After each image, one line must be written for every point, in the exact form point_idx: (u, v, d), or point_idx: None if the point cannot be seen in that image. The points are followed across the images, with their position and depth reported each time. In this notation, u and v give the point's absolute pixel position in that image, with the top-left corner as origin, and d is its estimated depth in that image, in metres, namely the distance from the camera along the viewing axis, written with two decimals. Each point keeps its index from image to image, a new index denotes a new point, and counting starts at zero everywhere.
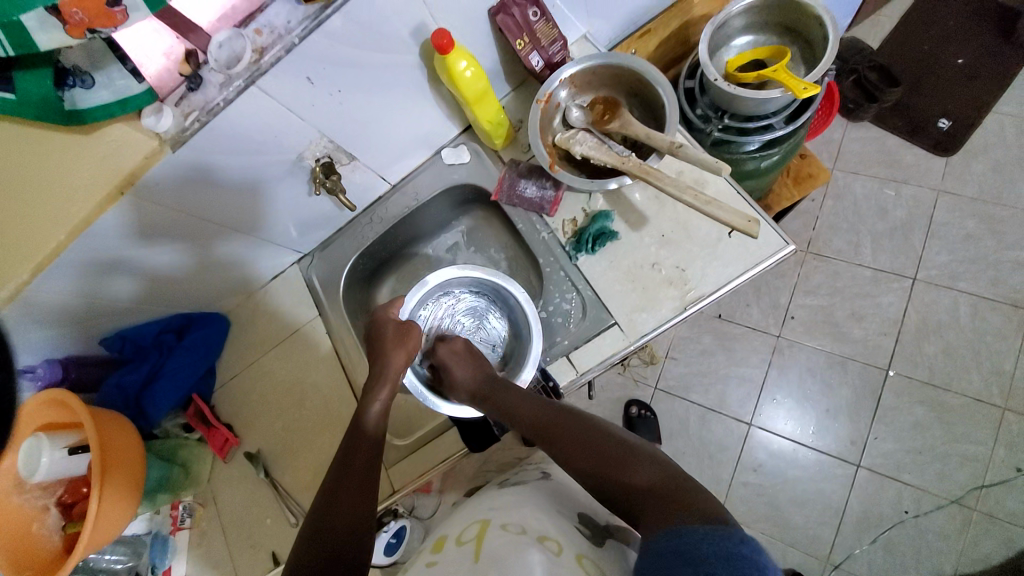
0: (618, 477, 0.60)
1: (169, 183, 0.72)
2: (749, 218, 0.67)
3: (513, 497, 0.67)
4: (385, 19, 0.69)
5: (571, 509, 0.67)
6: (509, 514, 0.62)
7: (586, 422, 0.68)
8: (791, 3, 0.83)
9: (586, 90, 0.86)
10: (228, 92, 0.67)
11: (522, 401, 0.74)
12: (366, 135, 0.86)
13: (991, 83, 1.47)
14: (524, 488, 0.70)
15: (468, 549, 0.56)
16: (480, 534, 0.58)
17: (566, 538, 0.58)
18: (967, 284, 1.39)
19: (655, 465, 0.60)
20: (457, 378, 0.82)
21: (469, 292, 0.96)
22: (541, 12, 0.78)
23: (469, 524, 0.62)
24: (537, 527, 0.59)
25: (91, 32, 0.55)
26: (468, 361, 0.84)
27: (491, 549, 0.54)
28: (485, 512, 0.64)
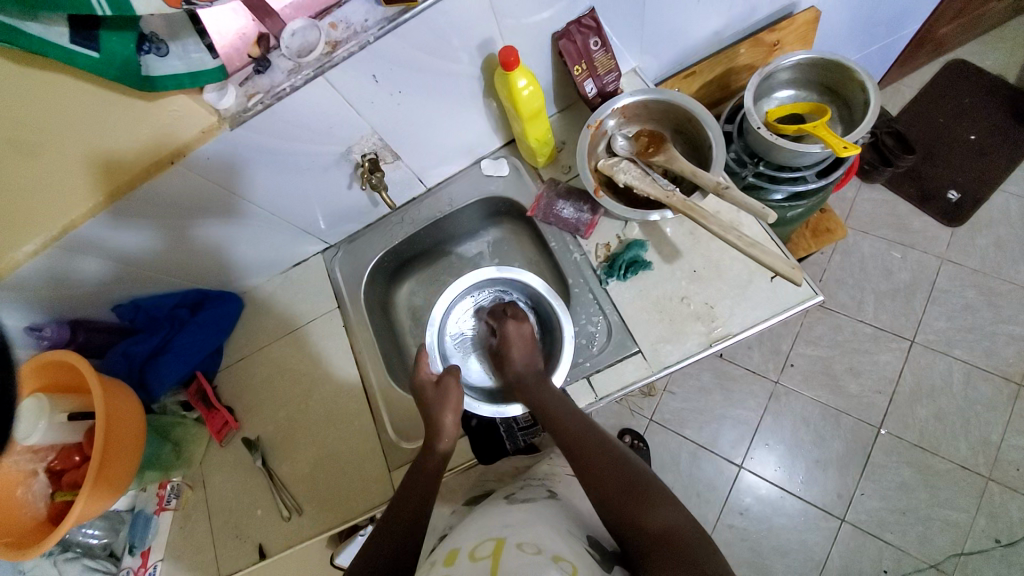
0: (633, 511, 0.61)
1: (218, 159, 0.73)
2: (793, 265, 0.69)
3: (525, 514, 0.67)
4: (456, 30, 0.71)
5: (583, 531, 0.67)
6: (524, 532, 0.61)
7: (616, 454, 0.70)
8: (836, 65, 0.87)
9: (633, 122, 0.88)
10: (295, 79, 0.67)
11: (557, 410, 0.75)
12: (414, 137, 0.87)
13: (1001, 162, 1.54)
14: (537, 506, 0.70)
15: (484, 565, 0.56)
16: (496, 551, 0.57)
17: (578, 559, 0.58)
18: (962, 351, 1.43)
19: (673, 510, 0.61)
20: (513, 360, 0.86)
21: (526, 305, 0.97)
22: (603, 43, 0.80)
23: (483, 539, 0.61)
24: (552, 546, 0.58)
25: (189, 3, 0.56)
26: (528, 347, 0.87)
27: (510, 567, 0.53)
28: (498, 528, 0.63)
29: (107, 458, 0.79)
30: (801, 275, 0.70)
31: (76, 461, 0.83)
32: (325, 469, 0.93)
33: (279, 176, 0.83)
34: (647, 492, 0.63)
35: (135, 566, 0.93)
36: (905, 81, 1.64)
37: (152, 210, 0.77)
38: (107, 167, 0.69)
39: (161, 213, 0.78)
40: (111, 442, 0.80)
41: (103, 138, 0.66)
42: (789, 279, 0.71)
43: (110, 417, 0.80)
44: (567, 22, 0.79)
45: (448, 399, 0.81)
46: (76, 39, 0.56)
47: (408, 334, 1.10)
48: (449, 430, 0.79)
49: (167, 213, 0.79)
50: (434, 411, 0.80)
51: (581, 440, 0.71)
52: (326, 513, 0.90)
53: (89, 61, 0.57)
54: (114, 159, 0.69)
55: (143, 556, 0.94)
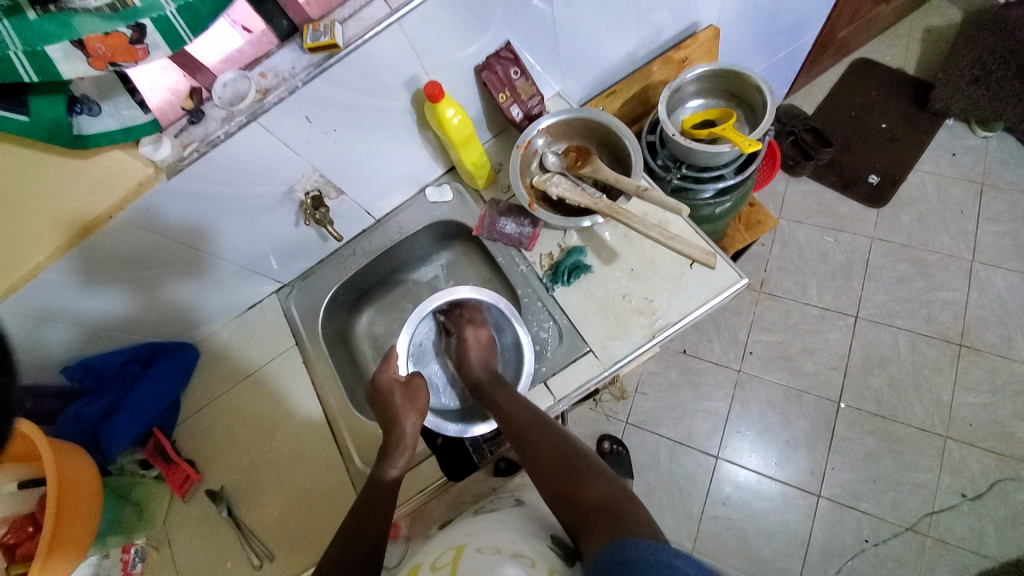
0: (575, 489, 0.64)
1: (161, 207, 0.75)
2: (707, 251, 0.75)
3: (489, 521, 0.68)
4: (381, 69, 0.75)
5: (545, 530, 0.68)
6: (485, 537, 0.62)
7: (559, 438, 0.72)
8: (733, 72, 0.96)
9: (561, 139, 0.95)
10: (229, 126, 0.70)
11: (510, 399, 0.79)
12: (354, 172, 0.90)
13: (912, 145, 1.68)
14: (502, 513, 0.71)
15: (444, 572, 0.57)
16: (455, 557, 0.58)
17: (540, 558, 0.59)
18: (904, 321, 1.53)
19: (608, 483, 0.63)
20: (471, 364, 0.89)
21: None
22: (522, 71, 0.87)
23: (443, 550, 0.61)
24: (511, 546, 0.60)
25: (113, 65, 0.59)
26: (485, 352, 0.91)
27: (469, 571, 0.55)
28: (462, 537, 0.64)
29: (64, 521, 0.77)
30: (716, 259, 0.76)
31: (32, 531, 0.79)
32: (294, 511, 0.92)
33: (222, 221, 0.84)
34: (585, 471, 0.66)
35: None
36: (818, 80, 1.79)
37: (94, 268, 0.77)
38: (41, 230, 0.69)
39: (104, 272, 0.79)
40: (66, 504, 0.78)
41: (39, 204, 0.67)
42: (706, 264, 0.76)
43: (62, 479, 0.78)
44: (487, 55, 0.85)
45: (415, 399, 0.83)
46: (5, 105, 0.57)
47: (372, 364, 1.11)
48: (407, 441, 0.79)
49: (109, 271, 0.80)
50: (398, 411, 0.81)
51: (525, 430, 0.73)
52: (299, 555, 0.88)
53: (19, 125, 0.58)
54: (46, 221, 0.69)
55: None
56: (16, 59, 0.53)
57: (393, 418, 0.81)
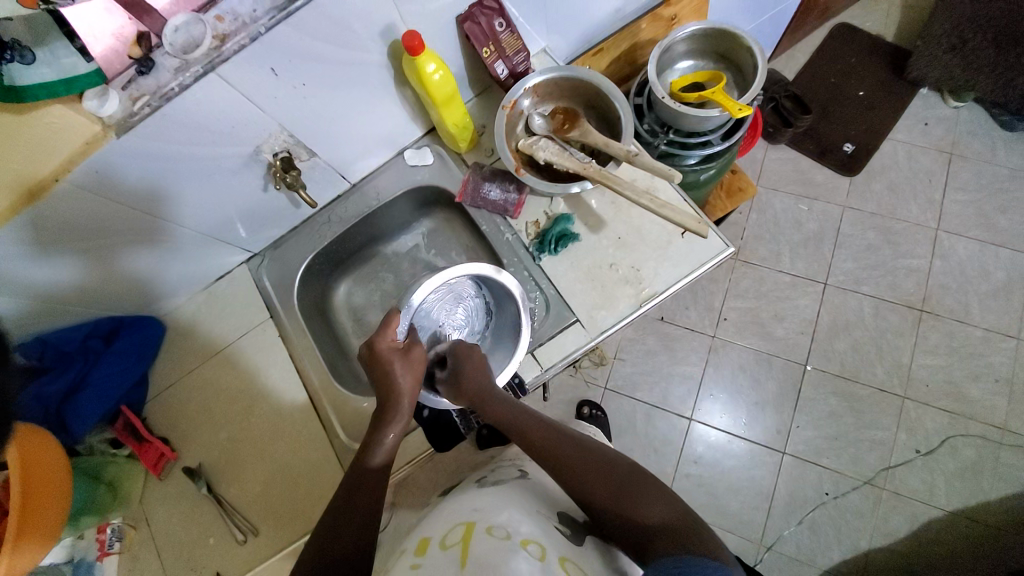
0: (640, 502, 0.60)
1: (110, 171, 0.68)
2: (699, 220, 0.74)
3: (492, 496, 0.67)
4: (354, 16, 0.68)
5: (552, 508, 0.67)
6: (494, 514, 0.62)
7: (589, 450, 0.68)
8: (725, 32, 0.92)
9: (548, 100, 0.90)
10: (184, 77, 0.62)
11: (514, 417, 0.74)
12: (327, 132, 0.84)
13: (888, 114, 1.70)
14: (504, 487, 0.71)
15: (454, 554, 0.55)
16: (465, 537, 0.57)
17: (548, 539, 0.59)
18: (869, 287, 1.60)
19: (666, 499, 0.60)
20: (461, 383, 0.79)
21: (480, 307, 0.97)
22: (507, 23, 0.81)
23: (452, 526, 0.60)
24: (520, 528, 0.59)
25: None
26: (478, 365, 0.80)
27: (479, 554, 0.53)
28: (468, 512, 0.63)
29: (33, 506, 0.73)
30: (708, 227, 0.75)
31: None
32: (277, 486, 0.90)
33: (184, 186, 0.78)
34: (641, 482, 0.62)
35: None
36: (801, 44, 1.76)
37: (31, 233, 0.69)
38: None
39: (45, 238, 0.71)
40: (37, 485, 0.74)
41: None
42: (698, 232, 0.75)
43: (29, 463, 0.74)
44: (469, 4, 0.78)
45: (415, 365, 0.80)
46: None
47: (351, 335, 1.08)
48: (405, 412, 0.77)
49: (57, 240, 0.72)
50: (397, 375, 0.78)
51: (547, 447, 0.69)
52: (284, 528, 0.88)
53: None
54: None
55: None
56: None
57: (388, 382, 0.77)
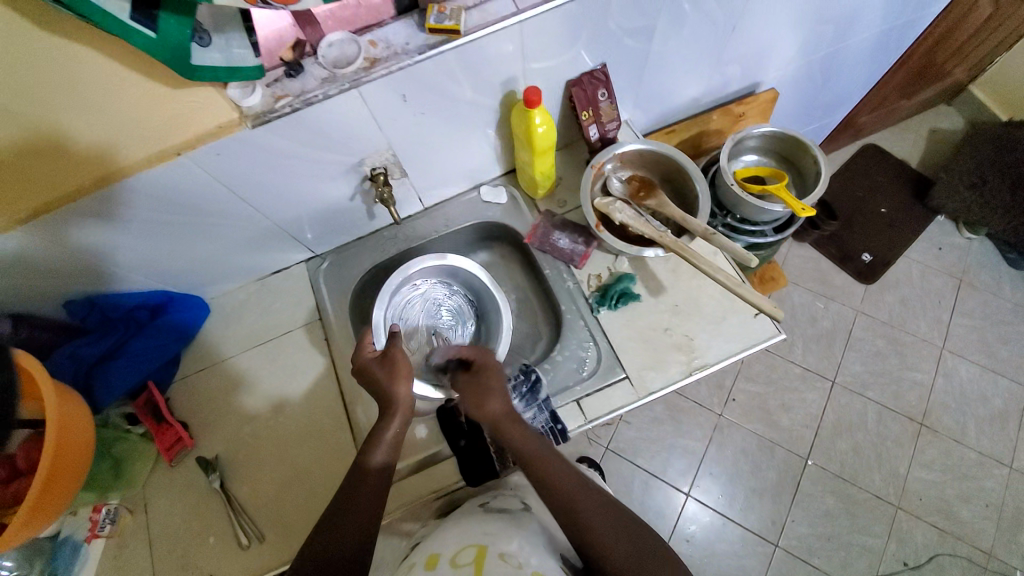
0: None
1: (229, 157, 0.71)
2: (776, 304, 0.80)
3: (504, 524, 0.67)
4: (488, 64, 0.75)
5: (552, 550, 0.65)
6: (505, 542, 0.62)
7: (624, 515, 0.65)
8: (794, 139, 1.01)
9: (628, 166, 0.96)
10: (328, 87, 0.67)
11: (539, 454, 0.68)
12: (424, 157, 0.89)
13: (905, 233, 1.83)
14: (514, 517, 0.70)
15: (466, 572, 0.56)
16: (478, 558, 0.58)
17: None
18: (874, 393, 1.65)
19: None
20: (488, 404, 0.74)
21: (461, 297, 1.07)
22: (609, 94, 0.88)
23: (464, 546, 0.61)
24: (532, 562, 0.59)
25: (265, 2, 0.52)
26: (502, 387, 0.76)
27: None
28: (480, 535, 0.63)
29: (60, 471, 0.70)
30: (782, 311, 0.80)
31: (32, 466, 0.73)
32: (292, 492, 0.87)
33: (281, 183, 0.80)
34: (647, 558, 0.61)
35: None
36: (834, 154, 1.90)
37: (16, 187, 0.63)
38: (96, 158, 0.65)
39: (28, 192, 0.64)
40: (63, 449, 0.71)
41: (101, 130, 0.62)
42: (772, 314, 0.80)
43: (63, 425, 0.71)
44: (580, 72, 0.86)
45: (399, 369, 0.77)
46: (134, 15, 0.50)
47: None
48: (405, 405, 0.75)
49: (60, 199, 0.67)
50: (386, 385, 0.76)
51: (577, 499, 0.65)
52: (292, 538, 0.84)
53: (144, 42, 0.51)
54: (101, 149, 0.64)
55: None
56: None
57: (385, 393, 0.75)
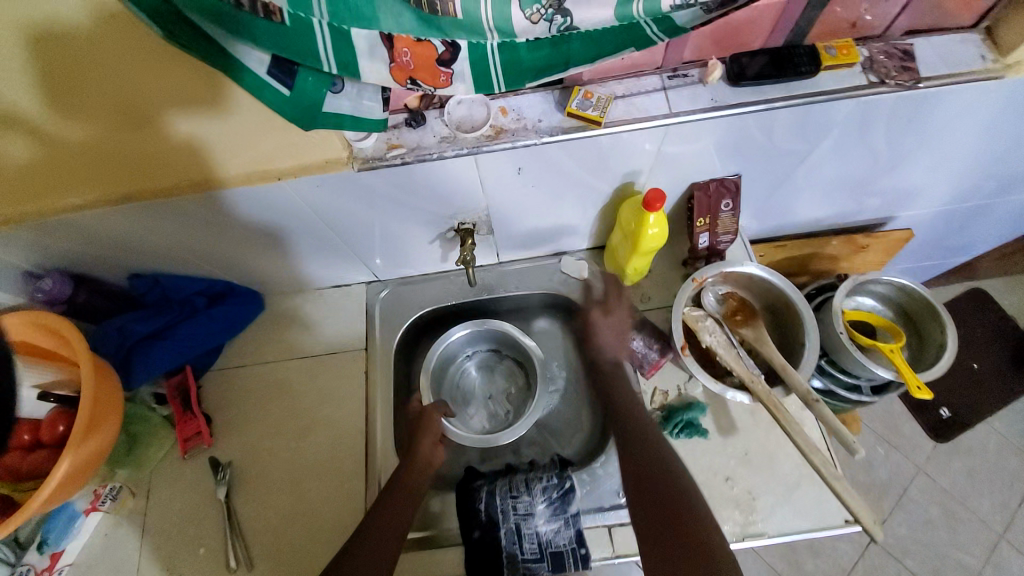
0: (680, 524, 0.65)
1: (326, 189, 0.67)
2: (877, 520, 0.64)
3: None
4: (615, 156, 0.68)
5: None
6: None
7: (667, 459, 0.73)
8: (925, 300, 0.89)
9: (729, 282, 0.87)
10: (445, 147, 0.63)
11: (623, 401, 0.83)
12: (516, 222, 0.83)
13: (996, 398, 1.63)
14: None
15: None
16: None
17: None
18: (913, 564, 1.46)
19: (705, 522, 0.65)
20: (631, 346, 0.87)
21: (515, 360, 1.03)
22: (734, 207, 0.79)
23: None
24: None
25: (410, 82, 0.49)
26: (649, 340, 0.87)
27: None
28: None
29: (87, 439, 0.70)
30: (879, 531, 0.64)
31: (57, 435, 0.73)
32: (291, 527, 0.83)
33: (368, 218, 0.77)
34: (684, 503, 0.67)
35: (40, 567, 0.80)
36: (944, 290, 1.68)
37: (81, 167, 0.62)
38: (186, 161, 0.63)
39: (94, 174, 0.63)
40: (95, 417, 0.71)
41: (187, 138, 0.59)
42: (867, 529, 0.65)
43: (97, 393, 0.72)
44: (709, 177, 0.78)
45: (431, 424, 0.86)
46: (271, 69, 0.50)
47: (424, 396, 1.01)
48: (426, 458, 0.81)
49: (144, 186, 0.66)
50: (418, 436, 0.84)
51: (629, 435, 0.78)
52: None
53: (276, 96, 0.51)
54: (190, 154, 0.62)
55: (52, 558, 0.81)
56: (319, 29, 0.43)
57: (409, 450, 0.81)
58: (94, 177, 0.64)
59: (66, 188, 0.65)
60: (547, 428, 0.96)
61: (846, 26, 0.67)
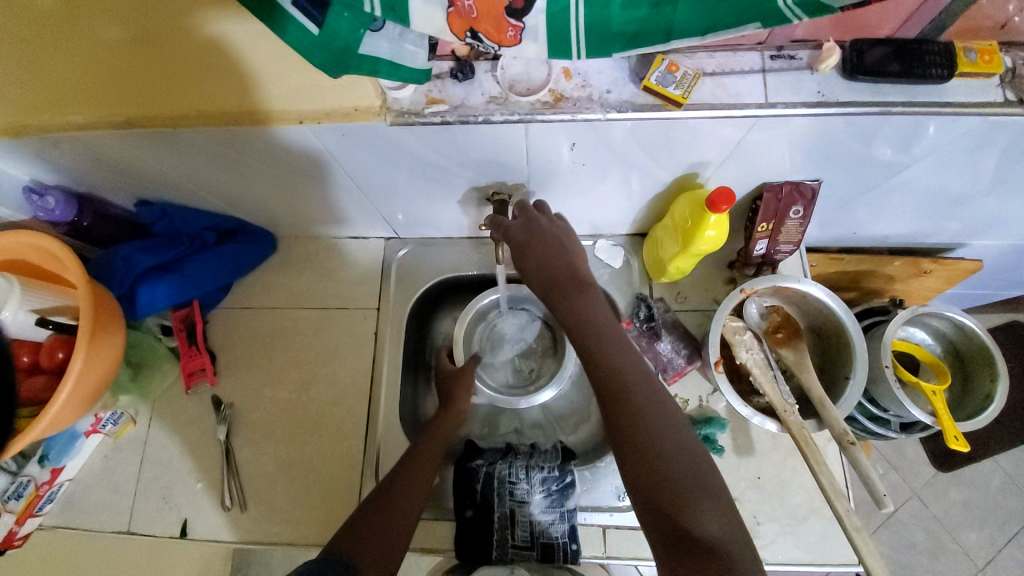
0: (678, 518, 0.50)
1: (353, 140, 0.60)
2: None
3: None
4: (685, 142, 0.59)
5: None
6: None
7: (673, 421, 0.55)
8: (983, 347, 0.81)
9: (778, 296, 0.79)
10: (493, 109, 0.54)
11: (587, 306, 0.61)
12: (555, 198, 0.75)
13: None
14: None
15: None
16: None
17: None
18: None
19: (721, 518, 0.50)
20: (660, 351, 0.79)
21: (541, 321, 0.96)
22: (804, 215, 0.70)
23: None
24: None
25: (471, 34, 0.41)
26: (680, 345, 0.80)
27: None
28: None
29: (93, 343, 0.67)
30: None
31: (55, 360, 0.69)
32: (287, 476, 0.82)
33: (393, 174, 0.69)
34: (696, 483, 0.52)
35: (40, 480, 0.79)
36: (988, 318, 1.54)
37: (98, 72, 0.56)
38: (206, 88, 0.56)
39: (107, 87, 0.57)
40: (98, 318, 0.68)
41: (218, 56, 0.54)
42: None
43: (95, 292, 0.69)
44: (782, 178, 0.69)
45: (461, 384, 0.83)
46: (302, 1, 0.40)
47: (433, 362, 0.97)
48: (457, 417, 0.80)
49: (150, 114, 0.58)
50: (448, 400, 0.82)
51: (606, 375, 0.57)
52: (268, 524, 0.80)
53: (305, 36, 0.42)
54: (213, 81, 0.56)
55: (53, 473, 0.80)
56: None
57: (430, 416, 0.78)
58: (101, 92, 0.57)
59: (67, 99, 0.58)
60: (553, 414, 0.94)
61: (992, 26, 0.55)
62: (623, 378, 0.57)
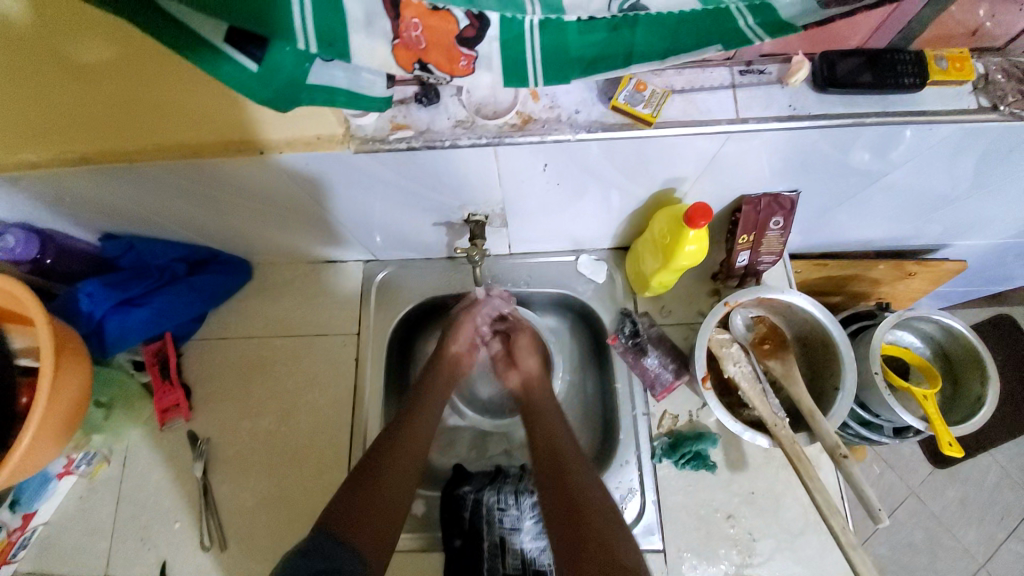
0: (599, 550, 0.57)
1: (318, 168, 0.58)
2: None
3: None
4: (658, 159, 0.58)
5: None
6: None
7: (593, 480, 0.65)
8: (972, 348, 0.81)
9: (763, 306, 0.78)
10: (459, 133, 0.53)
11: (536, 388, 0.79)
12: (533, 217, 0.73)
13: None
14: None
15: None
16: None
17: None
18: None
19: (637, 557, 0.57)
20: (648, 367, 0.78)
21: None
22: (783, 226, 0.69)
23: None
24: None
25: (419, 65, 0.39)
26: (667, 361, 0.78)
27: None
28: None
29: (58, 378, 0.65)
30: None
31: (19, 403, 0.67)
32: (268, 510, 0.79)
33: (364, 199, 0.67)
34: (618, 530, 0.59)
35: (11, 527, 0.75)
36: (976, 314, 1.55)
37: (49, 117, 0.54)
38: (159, 121, 0.55)
39: (58, 130, 0.55)
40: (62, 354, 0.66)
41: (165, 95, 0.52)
42: None
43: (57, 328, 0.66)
44: (760, 190, 0.68)
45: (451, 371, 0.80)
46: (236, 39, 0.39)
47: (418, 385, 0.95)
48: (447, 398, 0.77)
49: (109, 148, 0.58)
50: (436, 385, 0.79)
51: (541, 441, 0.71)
52: (249, 561, 0.77)
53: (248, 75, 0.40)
54: (166, 117, 0.54)
55: (25, 518, 0.77)
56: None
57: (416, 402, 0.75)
58: (53, 132, 0.56)
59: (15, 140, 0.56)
60: None
61: (962, 33, 0.54)
62: (556, 444, 0.70)
